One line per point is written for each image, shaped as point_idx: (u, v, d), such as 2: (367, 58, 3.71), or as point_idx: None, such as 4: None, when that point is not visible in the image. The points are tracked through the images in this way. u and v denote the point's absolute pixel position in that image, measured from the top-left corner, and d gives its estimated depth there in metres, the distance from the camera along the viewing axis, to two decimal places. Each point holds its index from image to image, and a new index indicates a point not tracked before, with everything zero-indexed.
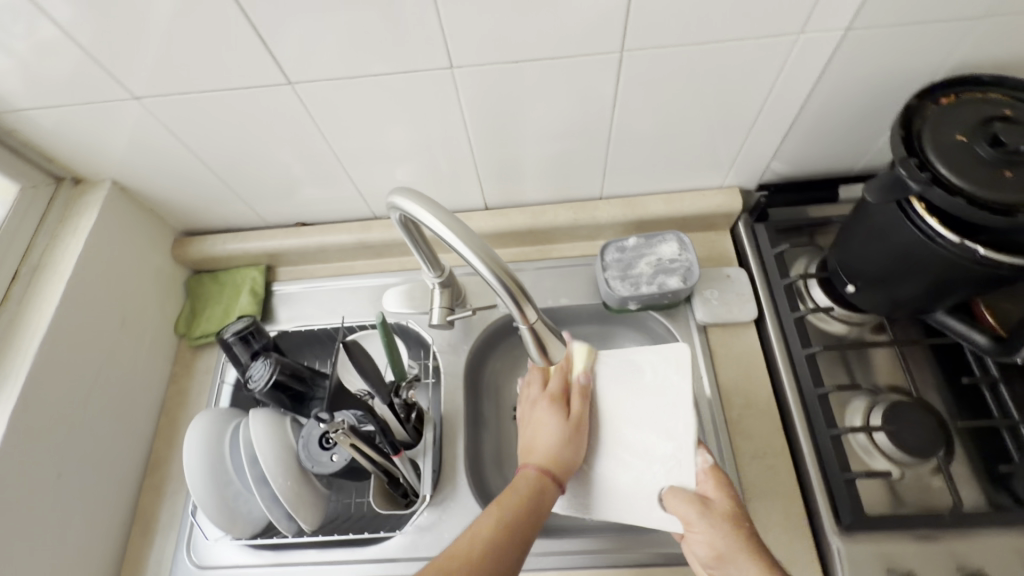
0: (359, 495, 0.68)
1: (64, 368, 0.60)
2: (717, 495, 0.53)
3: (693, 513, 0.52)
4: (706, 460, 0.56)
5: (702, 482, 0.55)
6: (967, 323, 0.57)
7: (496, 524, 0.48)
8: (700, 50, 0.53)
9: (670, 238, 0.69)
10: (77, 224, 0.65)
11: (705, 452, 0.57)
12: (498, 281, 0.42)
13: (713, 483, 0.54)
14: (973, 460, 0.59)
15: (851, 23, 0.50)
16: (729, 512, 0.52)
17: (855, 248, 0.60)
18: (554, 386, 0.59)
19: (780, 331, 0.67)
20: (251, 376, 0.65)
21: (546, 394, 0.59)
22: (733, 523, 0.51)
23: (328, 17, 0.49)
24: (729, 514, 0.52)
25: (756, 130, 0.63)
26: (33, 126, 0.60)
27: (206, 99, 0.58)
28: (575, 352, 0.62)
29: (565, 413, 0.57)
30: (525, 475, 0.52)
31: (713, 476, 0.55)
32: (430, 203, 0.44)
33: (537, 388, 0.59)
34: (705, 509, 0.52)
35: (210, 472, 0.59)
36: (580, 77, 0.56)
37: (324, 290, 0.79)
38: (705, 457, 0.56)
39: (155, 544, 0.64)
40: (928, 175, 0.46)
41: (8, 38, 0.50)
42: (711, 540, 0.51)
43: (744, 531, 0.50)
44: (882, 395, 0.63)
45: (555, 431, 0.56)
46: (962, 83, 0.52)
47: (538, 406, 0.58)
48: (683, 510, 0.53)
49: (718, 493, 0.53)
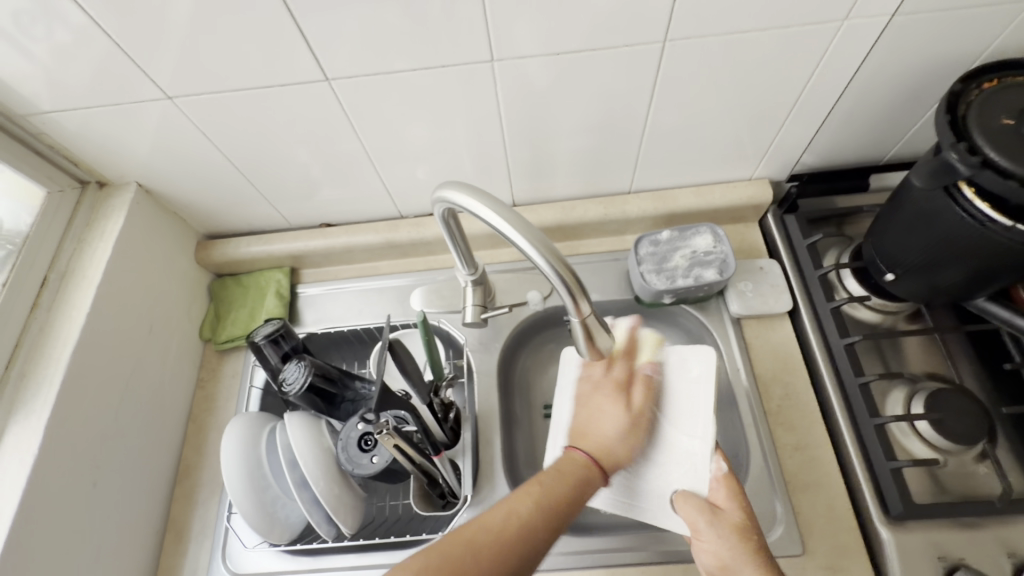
0: (394, 497, 0.67)
1: (95, 374, 0.59)
2: (728, 504, 0.53)
3: (703, 521, 0.52)
4: (719, 468, 0.56)
5: (713, 490, 0.55)
6: (1010, 308, 0.57)
7: (534, 500, 0.45)
8: (740, 39, 0.52)
9: (704, 230, 0.68)
10: (104, 228, 0.64)
11: (720, 459, 0.56)
12: (556, 273, 0.41)
13: (725, 492, 0.54)
14: (1015, 447, 0.59)
15: (898, 8, 0.50)
16: (737, 523, 0.51)
17: (894, 237, 0.59)
18: (619, 374, 0.57)
19: (815, 321, 0.67)
20: (285, 379, 0.63)
21: (609, 382, 0.56)
22: (741, 534, 0.50)
23: (366, 10, 0.48)
24: (738, 526, 0.51)
25: (790, 120, 0.63)
26: (59, 128, 0.59)
27: (236, 97, 0.57)
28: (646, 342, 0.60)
29: (626, 402, 0.55)
30: (575, 458, 0.50)
31: (725, 484, 0.54)
32: (484, 195, 0.43)
33: (600, 373, 0.57)
34: (714, 517, 0.52)
35: (248, 477, 0.58)
36: (618, 69, 0.55)
37: (349, 291, 0.78)
38: (719, 465, 0.56)
39: (189, 553, 0.63)
40: (979, 159, 0.46)
41: (24, 39, 0.49)
42: (718, 551, 0.50)
43: (752, 543, 0.49)
44: (921, 383, 0.63)
45: (615, 420, 0.54)
46: (1005, 68, 0.52)
47: (600, 392, 0.56)
48: (693, 517, 0.53)
49: (729, 503, 0.53)
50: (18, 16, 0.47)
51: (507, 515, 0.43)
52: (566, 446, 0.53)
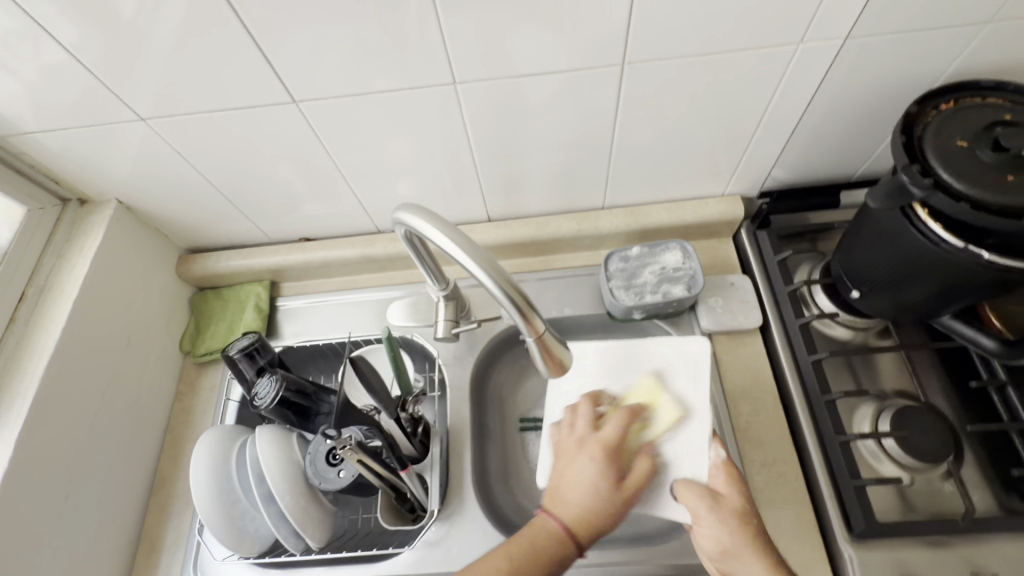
0: (366, 510, 0.68)
1: (71, 388, 0.60)
2: (728, 490, 0.53)
3: (703, 507, 0.52)
4: (719, 454, 0.56)
5: (713, 476, 0.55)
6: (973, 326, 0.57)
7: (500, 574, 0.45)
8: (700, 61, 0.53)
9: (674, 247, 0.69)
10: (83, 243, 0.65)
11: (719, 447, 0.57)
12: (504, 293, 0.43)
13: (725, 478, 0.54)
14: (983, 466, 0.59)
15: (850, 32, 0.51)
16: (739, 509, 0.51)
17: (860, 254, 0.60)
18: (612, 439, 0.54)
19: (785, 337, 0.67)
20: (257, 393, 0.64)
21: (599, 444, 0.54)
22: (742, 519, 0.51)
23: (333, 35, 0.50)
24: (739, 510, 0.51)
25: (756, 138, 0.64)
26: (40, 147, 0.61)
27: (210, 118, 0.58)
28: (660, 412, 0.59)
29: (612, 473, 0.52)
30: (547, 525, 0.49)
31: (725, 470, 0.55)
32: (437, 220, 0.45)
33: (588, 434, 0.55)
34: (715, 504, 0.52)
35: (216, 490, 0.58)
36: (583, 91, 0.56)
37: (328, 305, 0.79)
38: (718, 451, 0.56)
39: (162, 565, 0.64)
40: (931, 181, 0.46)
41: (15, 63, 0.51)
42: (719, 535, 0.50)
43: (751, 526, 0.50)
44: (889, 400, 0.63)
45: (595, 486, 0.51)
46: (962, 88, 0.52)
47: (584, 452, 0.54)
48: (694, 504, 0.53)
49: (729, 490, 0.53)
50: (7, 38, 0.48)
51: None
52: (541, 509, 0.51)
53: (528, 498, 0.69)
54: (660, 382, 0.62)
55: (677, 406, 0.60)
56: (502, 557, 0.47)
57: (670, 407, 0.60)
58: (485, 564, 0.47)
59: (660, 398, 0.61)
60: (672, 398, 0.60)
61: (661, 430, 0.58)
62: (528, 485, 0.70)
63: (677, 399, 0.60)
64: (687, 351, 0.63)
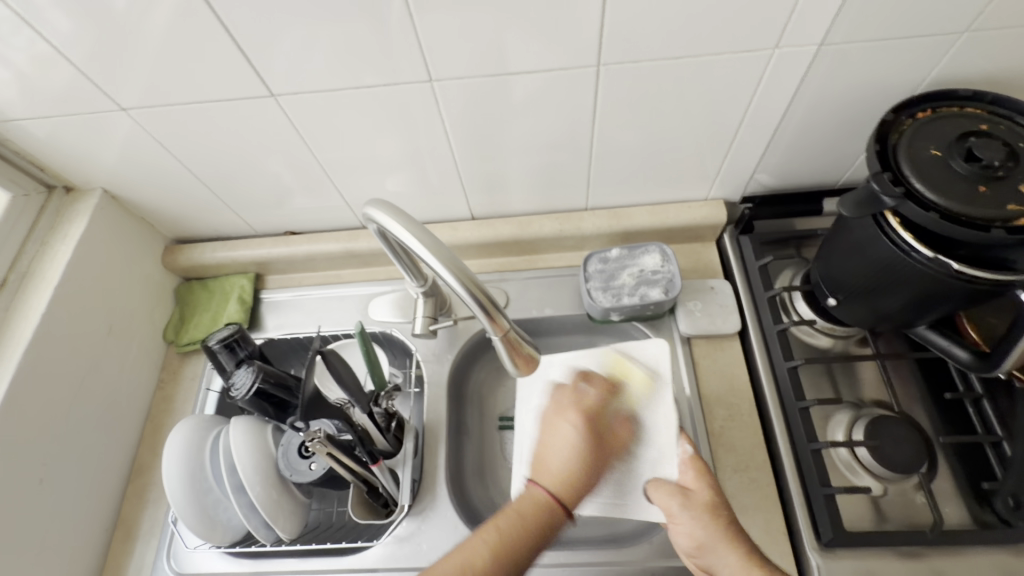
0: (341, 504, 0.69)
1: (49, 373, 0.61)
2: (697, 484, 0.53)
3: (676, 505, 0.52)
4: (686, 450, 0.56)
5: (682, 473, 0.55)
6: (948, 337, 0.57)
7: (493, 547, 0.44)
8: (679, 64, 0.53)
9: (653, 250, 0.70)
10: (67, 231, 0.66)
11: (686, 443, 0.57)
12: (469, 293, 0.44)
13: (694, 473, 0.54)
14: (956, 477, 0.58)
15: (825, 38, 0.50)
16: (709, 502, 0.52)
17: (837, 261, 0.59)
18: (589, 403, 0.55)
19: (762, 342, 0.66)
20: (234, 384, 0.64)
21: (576, 407, 0.55)
22: (713, 512, 0.51)
23: (313, 30, 0.50)
24: (709, 504, 0.51)
25: (737, 143, 0.63)
26: (25, 136, 0.61)
27: (192, 110, 0.59)
28: (633, 381, 0.60)
29: (589, 431, 0.53)
30: (534, 495, 0.48)
31: (693, 466, 0.55)
32: (405, 218, 0.45)
33: (569, 398, 0.55)
34: (686, 500, 0.52)
35: (187, 479, 0.59)
36: (563, 92, 0.56)
37: (311, 298, 0.80)
38: (686, 448, 0.56)
39: (136, 552, 0.65)
40: (902, 190, 0.46)
41: (6, 51, 0.51)
42: (693, 531, 0.51)
43: (723, 519, 0.50)
44: (865, 409, 0.62)
45: (575, 446, 0.51)
46: (940, 97, 0.52)
47: (563, 417, 0.54)
48: (667, 503, 0.53)
49: (698, 484, 0.53)
50: None
51: (469, 566, 0.43)
52: (527, 479, 0.51)
53: (502, 497, 0.70)
54: (625, 356, 0.62)
55: (647, 372, 0.61)
56: (495, 530, 0.45)
57: (640, 375, 0.61)
58: (476, 540, 0.45)
59: (629, 368, 0.61)
60: (641, 365, 0.61)
61: (637, 399, 0.59)
62: (503, 483, 0.71)
63: (647, 367, 0.61)
64: (648, 353, 0.62)
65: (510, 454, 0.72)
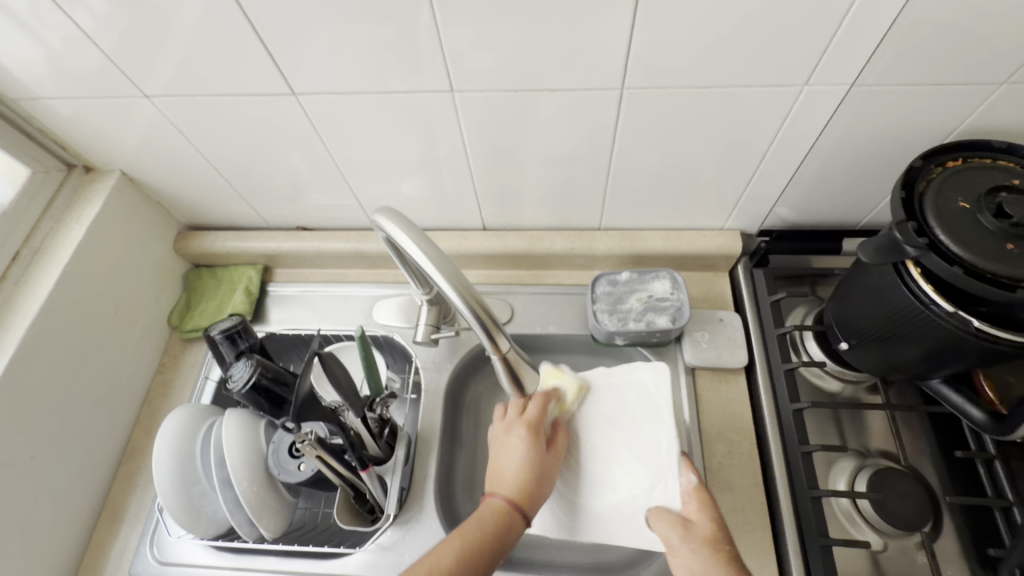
0: (328, 505, 0.68)
1: (53, 348, 0.61)
2: (699, 517, 0.51)
3: (675, 538, 0.51)
4: (690, 481, 0.54)
5: (685, 504, 0.53)
6: (963, 394, 0.55)
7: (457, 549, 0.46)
8: (705, 93, 0.52)
9: (664, 276, 0.69)
10: (82, 210, 0.67)
11: (690, 472, 0.55)
12: (472, 311, 0.44)
13: (697, 504, 0.53)
14: (962, 540, 0.56)
15: (857, 78, 0.49)
16: (710, 536, 0.50)
17: (852, 305, 0.58)
18: (535, 416, 0.56)
19: (769, 380, 0.64)
20: (231, 375, 0.64)
21: (521, 421, 0.55)
22: (713, 548, 0.49)
23: (339, 34, 0.50)
24: (710, 539, 0.50)
25: (758, 175, 0.62)
26: (49, 113, 0.62)
27: (215, 101, 0.59)
28: (567, 386, 0.60)
29: (534, 439, 0.54)
30: (491, 503, 0.50)
31: (697, 497, 0.53)
32: (411, 228, 0.45)
33: (514, 414, 0.56)
34: (686, 532, 0.51)
35: (177, 468, 0.58)
36: (585, 112, 0.56)
37: (317, 295, 0.80)
38: (689, 477, 0.54)
39: (121, 534, 0.65)
40: (926, 241, 0.45)
41: (38, 30, 0.52)
42: (692, 566, 0.49)
43: (723, 556, 0.48)
44: (870, 459, 0.60)
45: (523, 455, 0.53)
46: (971, 148, 0.51)
47: (512, 432, 0.55)
48: (667, 534, 0.52)
49: (700, 516, 0.52)
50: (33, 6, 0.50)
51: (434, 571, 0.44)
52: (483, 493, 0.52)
53: None
54: (560, 367, 0.61)
55: (578, 378, 0.60)
56: (459, 536, 0.47)
57: (572, 380, 0.60)
58: (442, 547, 0.47)
59: (563, 375, 0.61)
60: (574, 371, 0.61)
61: (570, 404, 0.60)
62: None
63: (578, 372, 0.61)
64: (641, 379, 0.60)
65: None
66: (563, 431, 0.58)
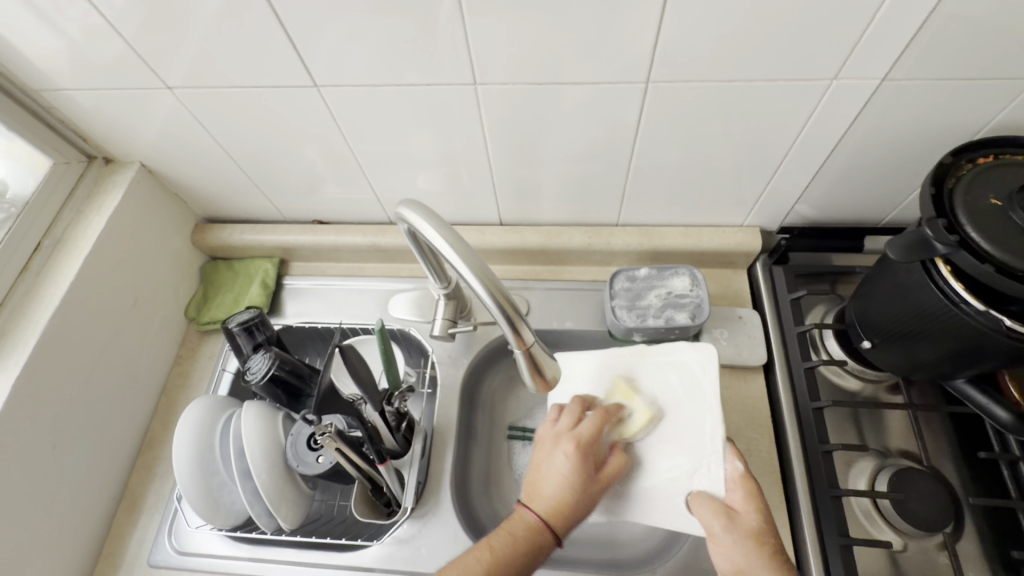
0: (344, 497, 0.69)
1: (74, 337, 0.62)
2: (745, 507, 0.51)
3: (718, 525, 0.51)
4: (736, 468, 0.54)
5: (731, 491, 0.53)
6: (988, 394, 0.54)
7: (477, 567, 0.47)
8: (728, 88, 0.52)
9: (683, 272, 0.68)
10: (102, 201, 0.67)
11: (736, 459, 0.55)
12: (494, 301, 0.43)
13: (742, 494, 0.52)
14: (984, 541, 0.55)
15: (887, 73, 0.49)
16: (755, 528, 0.49)
17: (876, 303, 0.57)
18: (585, 432, 0.54)
19: (788, 378, 0.64)
20: (250, 367, 0.64)
21: (570, 435, 0.54)
22: (758, 539, 0.49)
23: (360, 26, 0.50)
24: (755, 530, 0.49)
25: (781, 171, 0.62)
26: (71, 104, 0.62)
27: (235, 93, 0.59)
28: (635, 410, 0.58)
29: (580, 459, 0.52)
30: (521, 519, 0.50)
31: (743, 486, 0.53)
32: (436, 220, 0.45)
33: (565, 426, 0.56)
34: (731, 521, 0.51)
35: (198, 458, 0.59)
36: (606, 105, 0.55)
37: (333, 289, 0.80)
38: (735, 465, 0.54)
39: (140, 523, 0.65)
40: (957, 238, 0.44)
41: (61, 21, 0.52)
42: (734, 556, 0.49)
43: (768, 548, 0.48)
44: (890, 459, 0.60)
45: (566, 472, 0.52)
46: (1001, 144, 0.50)
47: (559, 445, 0.54)
48: (709, 520, 0.52)
49: (746, 506, 0.51)
50: None
51: None
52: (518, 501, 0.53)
53: (505, 509, 0.68)
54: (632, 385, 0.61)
55: (650, 406, 0.59)
56: (483, 549, 0.48)
57: (645, 406, 0.59)
58: (466, 557, 0.48)
59: (634, 396, 0.60)
60: (646, 398, 0.59)
61: (635, 430, 0.58)
62: (508, 495, 0.69)
63: (651, 400, 0.59)
64: (684, 360, 0.61)
65: (516, 464, 0.71)
66: (620, 453, 0.56)
